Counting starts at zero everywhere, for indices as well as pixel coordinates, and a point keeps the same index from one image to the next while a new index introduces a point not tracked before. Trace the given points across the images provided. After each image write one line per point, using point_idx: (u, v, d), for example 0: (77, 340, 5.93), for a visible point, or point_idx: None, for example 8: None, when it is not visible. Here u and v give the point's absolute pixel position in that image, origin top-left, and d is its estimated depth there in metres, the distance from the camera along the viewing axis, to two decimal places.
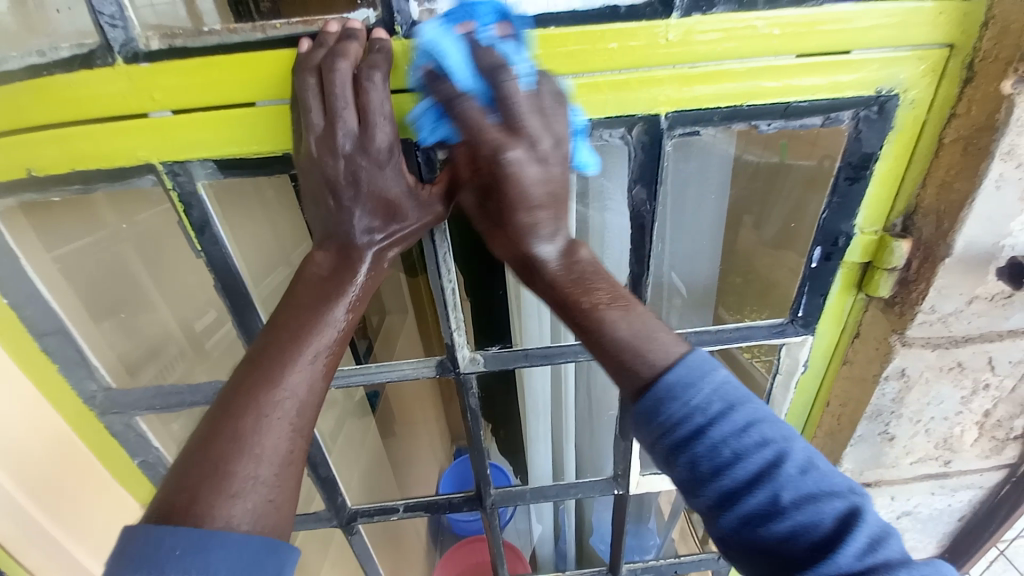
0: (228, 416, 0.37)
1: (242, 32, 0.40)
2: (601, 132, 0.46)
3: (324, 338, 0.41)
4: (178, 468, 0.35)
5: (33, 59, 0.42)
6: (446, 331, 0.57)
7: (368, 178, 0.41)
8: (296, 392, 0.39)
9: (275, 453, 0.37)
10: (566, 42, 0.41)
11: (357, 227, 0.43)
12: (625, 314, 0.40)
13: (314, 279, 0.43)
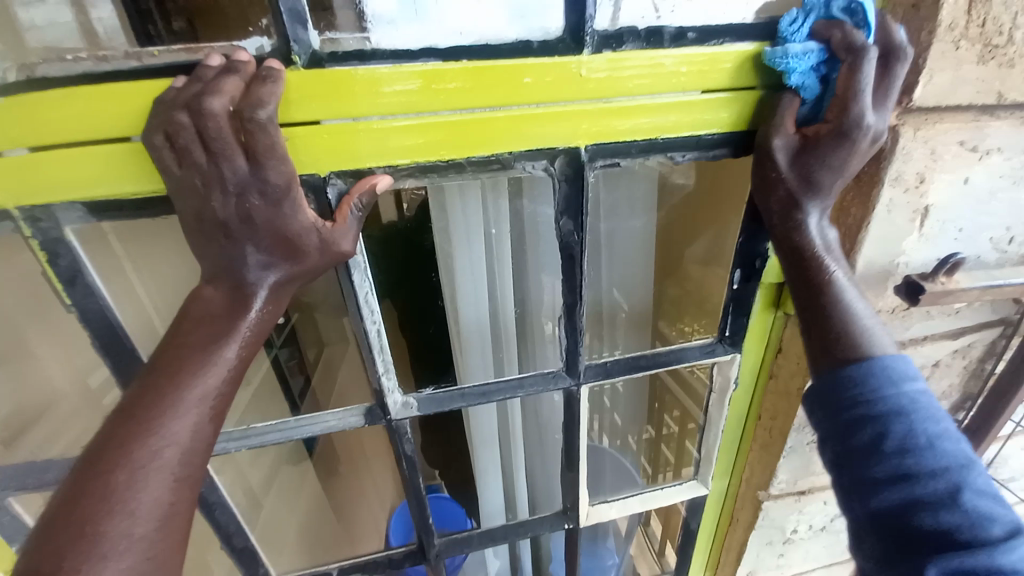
0: (95, 471, 0.32)
1: (113, 60, 0.36)
2: (523, 164, 0.45)
3: (212, 378, 0.36)
4: (41, 531, 0.30)
5: None
6: (373, 375, 0.53)
7: (263, 218, 0.37)
8: (179, 439, 0.34)
9: (153, 509, 0.32)
10: (480, 75, 0.40)
11: (249, 266, 0.38)
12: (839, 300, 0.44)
13: (203, 313, 0.38)
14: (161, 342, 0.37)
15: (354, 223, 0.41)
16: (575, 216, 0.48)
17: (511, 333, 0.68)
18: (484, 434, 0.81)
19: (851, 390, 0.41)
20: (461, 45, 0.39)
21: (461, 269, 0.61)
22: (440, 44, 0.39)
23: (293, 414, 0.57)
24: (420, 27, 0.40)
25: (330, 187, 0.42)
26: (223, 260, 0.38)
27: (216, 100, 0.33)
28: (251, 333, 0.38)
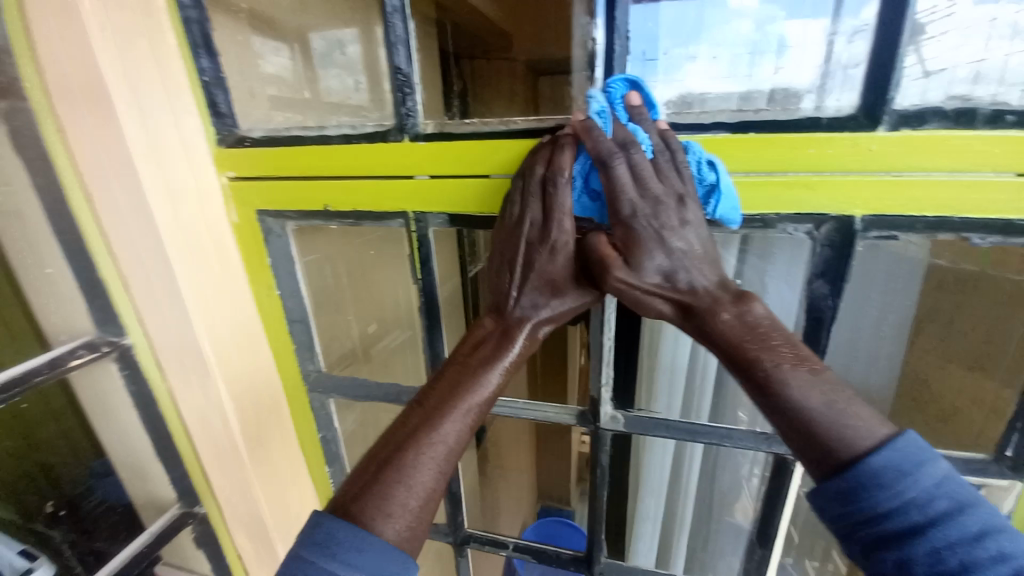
0: (395, 446, 0.45)
1: (492, 124, 0.54)
2: (787, 225, 0.49)
3: (476, 398, 0.48)
4: (356, 475, 0.45)
5: (346, 130, 0.58)
6: (595, 385, 0.64)
7: (540, 268, 0.50)
8: (447, 440, 0.46)
9: (422, 488, 0.44)
10: (766, 145, 0.47)
11: (522, 302, 0.52)
12: (813, 377, 0.39)
13: (481, 341, 0.51)
14: (455, 350, 0.52)
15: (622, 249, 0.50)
16: (833, 281, 0.50)
17: (710, 383, 0.70)
18: (654, 480, 0.80)
19: (863, 504, 0.36)
20: (752, 120, 0.47)
21: None
22: (726, 121, 0.48)
23: (520, 398, 0.72)
24: (694, 104, 0.51)
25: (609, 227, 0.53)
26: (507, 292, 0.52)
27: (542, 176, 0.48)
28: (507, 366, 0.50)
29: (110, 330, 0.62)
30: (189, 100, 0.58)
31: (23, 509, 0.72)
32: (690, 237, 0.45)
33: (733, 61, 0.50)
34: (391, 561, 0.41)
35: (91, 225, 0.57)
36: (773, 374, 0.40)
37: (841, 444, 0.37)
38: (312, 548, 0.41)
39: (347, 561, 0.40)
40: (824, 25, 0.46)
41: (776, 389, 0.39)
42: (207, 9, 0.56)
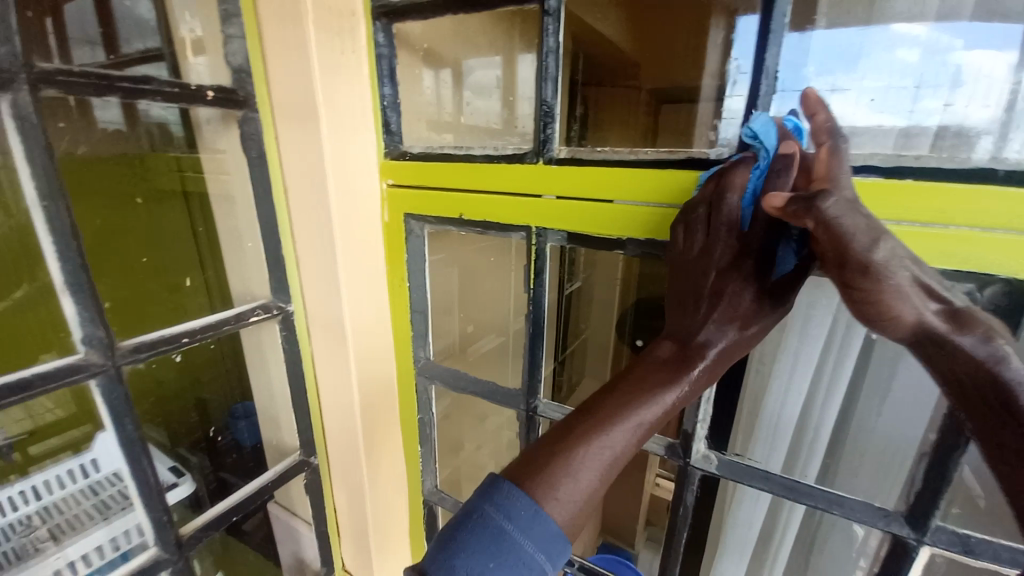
0: (567, 440, 0.47)
1: (622, 153, 0.57)
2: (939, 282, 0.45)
3: (650, 411, 0.48)
4: (525, 457, 0.48)
5: (489, 151, 0.66)
6: (690, 420, 0.63)
7: (729, 296, 0.48)
8: (616, 445, 0.47)
9: (588, 484, 0.46)
10: (923, 194, 0.44)
11: (707, 329, 0.49)
12: None
13: (661, 362, 0.50)
14: (628, 365, 0.52)
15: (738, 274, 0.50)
16: None
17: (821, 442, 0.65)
18: (740, 537, 0.75)
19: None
20: (909, 165, 0.45)
21: (787, 353, 0.63)
22: (877, 164, 0.46)
23: None
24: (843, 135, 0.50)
25: None
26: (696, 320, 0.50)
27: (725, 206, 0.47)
28: (686, 388, 0.49)
29: (281, 297, 0.76)
30: (370, 119, 0.71)
31: (180, 427, 0.93)
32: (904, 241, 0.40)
33: (890, 97, 0.50)
34: (555, 539, 0.44)
35: (285, 211, 0.72)
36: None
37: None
38: (485, 506, 0.44)
39: (522, 528, 0.43)
40: (1005, 62, 0.45)
41: None
42: (396, 48, 0.70)
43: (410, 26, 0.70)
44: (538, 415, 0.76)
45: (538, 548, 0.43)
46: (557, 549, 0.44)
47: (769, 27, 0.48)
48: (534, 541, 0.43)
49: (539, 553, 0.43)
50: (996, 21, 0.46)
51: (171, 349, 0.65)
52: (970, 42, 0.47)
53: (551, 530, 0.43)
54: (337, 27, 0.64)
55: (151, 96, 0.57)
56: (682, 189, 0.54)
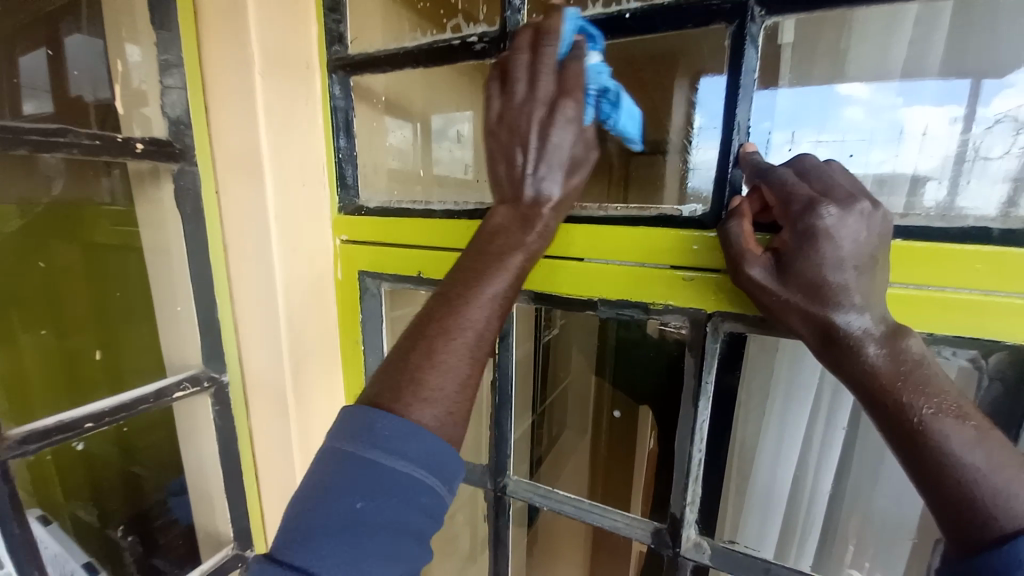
0: (422, 341, 0.42)
1: (589, 209, 0.54)
2: (941, 348, 0.42)
3: (500, 283, 0.44)
4: (381, 380, 0.42)
5: (450, 206, 0.62)
6: (678, 502, 0.56)
7: (546, 142, 0.45)
8: (474, 327, 0.43)
9: (458, 373, 0.41)
10: (919, 255, 0.41)
11: (539, 187, 0.46)
12: (977, 436, 0.33)
13: (496, 231, 0.46)
14: (468, 243, 0.48)
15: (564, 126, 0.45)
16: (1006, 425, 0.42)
17: (815, 519, 0.59)
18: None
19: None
20: (899, 225, 0.42)
21: (777, 419, 0.58)
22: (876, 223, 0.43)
23: (586, 498, 0.64)
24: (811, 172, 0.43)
25: (710, 325, 0.50)
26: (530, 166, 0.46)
27: (544, 47, 0.44)
28: (532, 248, 0.46)
29: (214, 366, 0.67)
30: (324, 173, 0.67)
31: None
32: (848, 236, 0.36)
33: (859, 150, 0.49)
34: (431, 448, 0.39)
35: (223, 269, 0.65)
36: (914, 413, 0.34)
37: (952, 464, 0.33)
38: (355, 437, 0.38)
39: (391, 450, 0.38)
40: (950, 117, 0.46)
41: (929, 437, 0.34)
42: (353, 101, 0.66)
43: (370, 78, 0.68)
44: (508, 495, 0.67)
45: (420, 462, 0.38)
46: (443, 460, 0.39)
47: (738, 85, 0.46)
48: (407, 460, 0.38)
49: (423, 471, 0.38)
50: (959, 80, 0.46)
51: (68, 437, 0.55)
52: (928, 99, 0.47)
53: (428, 440, 0.39)
54: (289, 80, 0.60)
55: (66, 149, 0.51)
56: (656, 248, 0.50)
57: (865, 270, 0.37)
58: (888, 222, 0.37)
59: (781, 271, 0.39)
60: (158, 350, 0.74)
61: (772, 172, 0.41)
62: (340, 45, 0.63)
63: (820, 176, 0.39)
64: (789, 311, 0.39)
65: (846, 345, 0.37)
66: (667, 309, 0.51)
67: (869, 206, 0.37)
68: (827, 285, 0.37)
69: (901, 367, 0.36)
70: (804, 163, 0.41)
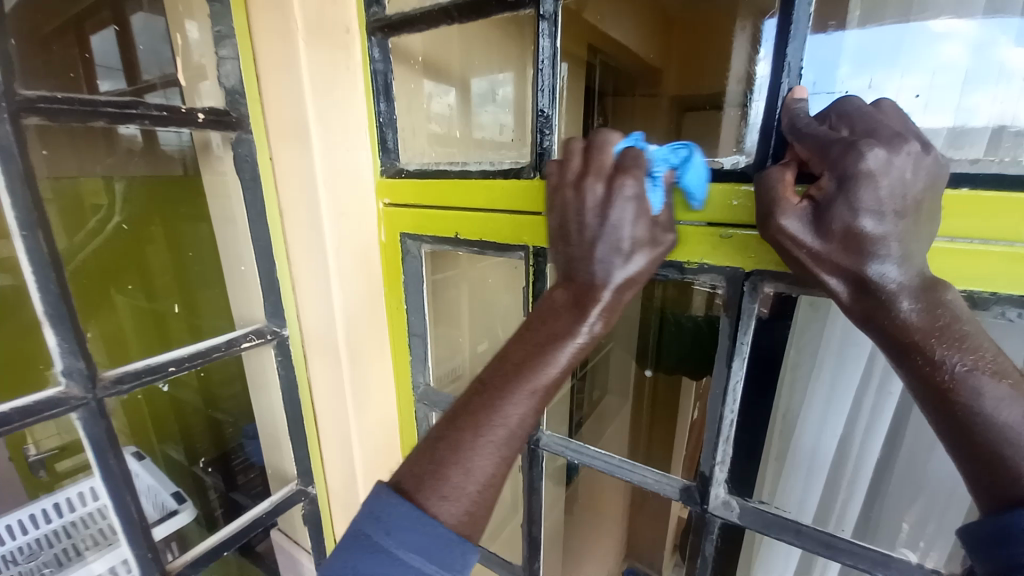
0: (455, 429, 0.43)
1: None
2: (1002, 308, 0.40)
3: (545, 375, 0.43)
4: (413, 457, 0.44)
5: (486, 167, 0.63)
6: (708, 461, 0.56)
7: (613, 221, 0.43)
8: (509, 421, 0.42)
9: (482, 470, 0.42)
10: (987, 205, 0.38)
11: (598, 267, 0.44)
12: (1015, 395, 0.32)
13: (541, 326, 0.45)
14: (521, 325, 0.47)
15: (624, 206, 0.43)
16: None
17: (860, 486, 0.57)
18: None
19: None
20: (966, 173, 0.39)
21: (821, 382, 0.55)
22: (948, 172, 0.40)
23: (617, 454, 0.66)
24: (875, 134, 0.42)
25: (748, 282, 0.48)
26: (583, 255, 0.45)
27: (599, 151, 0.45)
28: (587, 338, 0.44)
29: (275, 321, 0.74)
30: (366, 137, 0.69)
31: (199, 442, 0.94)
32: (891, 179, 0.34)
33: (936, 94, 0.44)
34: (444, 545, 0.39)
35: (279, 234, 0.68)
36: (946, 369, 0.33)
37: (982, 420, 0.32)
38: (364, 518, 0.40)
39: (397, 540, 0.38)
40: None
41: (961, 393, 0.33)
42: (392, 63, 0.67)
43: (408, 38, 0.68)
44: (541, 448, 0.70)
45: (426, 561, 0.38)
46: (451, 560, 0.38)
47: (790, 21, 0.42)
48: (416, 552, 0.38)
49: (421, 561, 0.38)
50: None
51: (155, 378, 0.63)
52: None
53: (441, 535, 0.39)
54: (329, 44, 0.62)
55: (138, 120, 0.56)
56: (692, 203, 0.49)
57: (908, 217, 0.35)
58: (942, 164, 0.35)
59: (818, 221, 0.37)
60: (226, 306, 0.82)
61: (806, 125, 0.39)
62: (377, 6, 0.64)
63: (864, 118, 0.36)
64: (820, 264, 0.37)
65: (880, 300, 0.36)
66: (703, 268, 0.50)
67: (918, 147, 0.34)
68: (863, 236, 0.35)
69: (937, 320, 0.34)
70: (846, 106, 0.38)
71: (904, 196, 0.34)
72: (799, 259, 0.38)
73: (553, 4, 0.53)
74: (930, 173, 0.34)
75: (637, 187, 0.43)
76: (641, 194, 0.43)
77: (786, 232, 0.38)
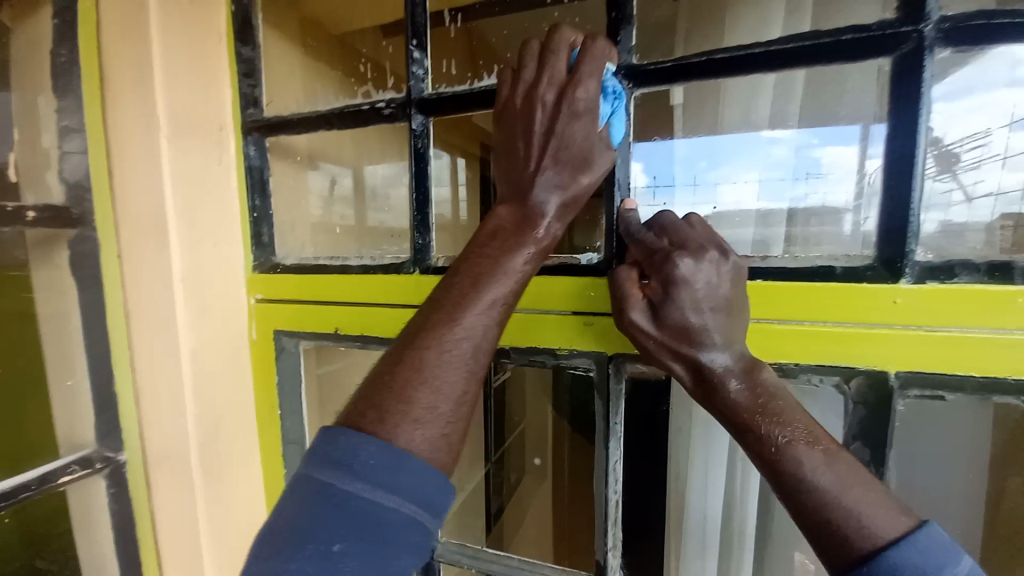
0: (408, 362, 0.38)
1: None
2: (809, 375, 0.46)
3: (503, 288, 0.41)
4: (362, 400, 0.38)
5: (366, 261, 0.63)
6: (601, 549, 0.55)
7: (564, 130, 0.44)
8: (472, 336, 0.39)
9: (451, 390, 0.38)
10: (778, 292, 0.46)
11: (550, 185, 0.44)
12: (828, 459, 0.36)
13: (500, 230, 0.44)
14: (466, 245, 0.44)
15: (581, 119, 0.44)
16: (873, 444, 0.46)
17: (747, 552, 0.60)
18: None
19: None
20: (762, 266, 0.47)
21: (698, 453, 0.59)
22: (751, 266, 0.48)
23: (515, 554, 0.62)
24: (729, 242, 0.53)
25: (612, 365, 0.51)
26: (536, 164, 0.45)
27: (553, 55, 0.44)
28: (543, 245, 0.44)
29: (109, 443, 0.62)
30: (238, 232, 0.66)
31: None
32: (701, 280, 0.40)
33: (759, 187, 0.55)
34: (422, 478, 0.36)
35: (124, 338, 0.60)
36: (773, 442, 0.37)
37: (808, 487, 0.35)
38: (331, 467, 0.35)
39: (377, 482, 0.35)
40: (844, 158, 0.50)
41: (785, 463, 0.36)
42: (269, 160, 0.67)
43: (288, 137, 0.69)
44: (437, 560, 0.64)
45: (415, 491, 0.35)
46: (435, 498, 0.36)
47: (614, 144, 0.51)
48: (396, 491, 0.35)
49: (412, 506, 0.35)
50: (828, 123, 0.51)
51: None
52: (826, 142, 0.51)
53: (418, 467, 0.36)
54: (197, 142, 0.61)
55: None
56: (556, 294, 0.52)
57: (722, 312, 0.41)
58: (740, 269, 0.41)
59: (654, 316, 0.42)
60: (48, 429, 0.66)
61: (638, 231, 0.45)
62: (255, 109, 0.65)
63: (677, 230, 0.43)
64: (663, 352, 0.42)
65: (713, 382, 0.40)
66: (572, 354, 0.53)
67: (717, 255, 0.41)
68: (690, 328, 0.40)
69: (757, 398, 0.39)
70: (664, 219, 0.44)
71: (714, 292, 0.40)
72: (647, 347, 0.43)
73: (423, 122, 0.58)
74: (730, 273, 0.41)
75: (591, 92, 0.44)
76: (595, 106, 0.44)
77: (635, 325, 0.43)
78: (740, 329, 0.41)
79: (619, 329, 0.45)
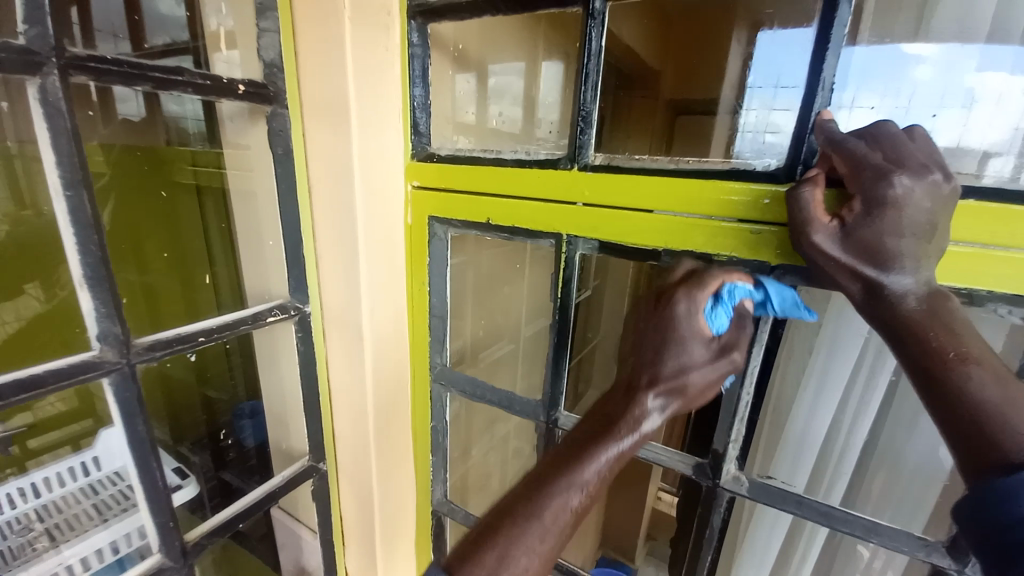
0: (498, 522, 0.48)
1: (661, 162, 0.56)
2: (995, 305, 0.45)
3: (581, 474, 0.47)
4: (461, 544, 0.49)
5: (521, 156, 0.65)
6: (722, 439, 0.61)
7: (663, 347, 0.50)
8: (549, 517, 0.46)
9: (520, 564, 0.46)
10: (987, 213, 0.43)
11: (642, 417, 0.49)
12: (994, 381, 0.36)
13: (596, 419, 0.51)
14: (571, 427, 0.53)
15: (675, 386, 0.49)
16: None
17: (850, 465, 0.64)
18: (754, 566, 0.71)
19: (1005, 510, 0.32)
20: (972, 185, 0.44)
21: (830, 369, 0.60)
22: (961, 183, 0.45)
23: None
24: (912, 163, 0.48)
25: (772, 277, 0.53)
26: (641, 386, 0.50)
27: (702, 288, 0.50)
28: (620, 451, 0.48)
29: (298, 296, 0.75)
30: (399, 120, 0.70)
31: (185, 421, 0.88)
32: (909, 201, 0.39)
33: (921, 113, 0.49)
34: None
35: (308, 208, 0.71)
36: (942, 358, 0.38)
37: (970, 400, 0.36)
38: None
39: None
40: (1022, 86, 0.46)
41: (951, 378, 0.37)
42: (429, 49, 0.69)
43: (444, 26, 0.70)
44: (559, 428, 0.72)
45: None
46: None
47: (828, 38, 0.46)
48: None
49: None
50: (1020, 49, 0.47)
51: (185, 348, 0.63)
52: (1004, 65, 0.47)
53: None
54: (372, 30, 0.64)
55: (181, 87, 0.56)
56: (723, 200, 0.52)
57: (921, 238, 0.40)
58: (956, 193, 0.40)
59: (842, 235, 0.42)
60: (239, 279, 0.81)
61: (844, 143, 0.43)
62: None
63: (895, 142, 0.41)
64: (839, 269, 0.42)
65: (888, 301, 0.41)
66: (731, 261, 0.54)
67: (937, 178, 0.39)
68: (882, 248, 0.40)
69: (934, 318, 0.40)
70: (882, 129, 0.42)
71: (921, 215, 0.39)
72: (822, 266, 0.43)
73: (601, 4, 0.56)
74: (944, 200, 0.40)
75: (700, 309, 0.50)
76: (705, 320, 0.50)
77: (817, 244, 0.43)
78: (937, 249, 0.41)
79: (797, 248, 0.45)
